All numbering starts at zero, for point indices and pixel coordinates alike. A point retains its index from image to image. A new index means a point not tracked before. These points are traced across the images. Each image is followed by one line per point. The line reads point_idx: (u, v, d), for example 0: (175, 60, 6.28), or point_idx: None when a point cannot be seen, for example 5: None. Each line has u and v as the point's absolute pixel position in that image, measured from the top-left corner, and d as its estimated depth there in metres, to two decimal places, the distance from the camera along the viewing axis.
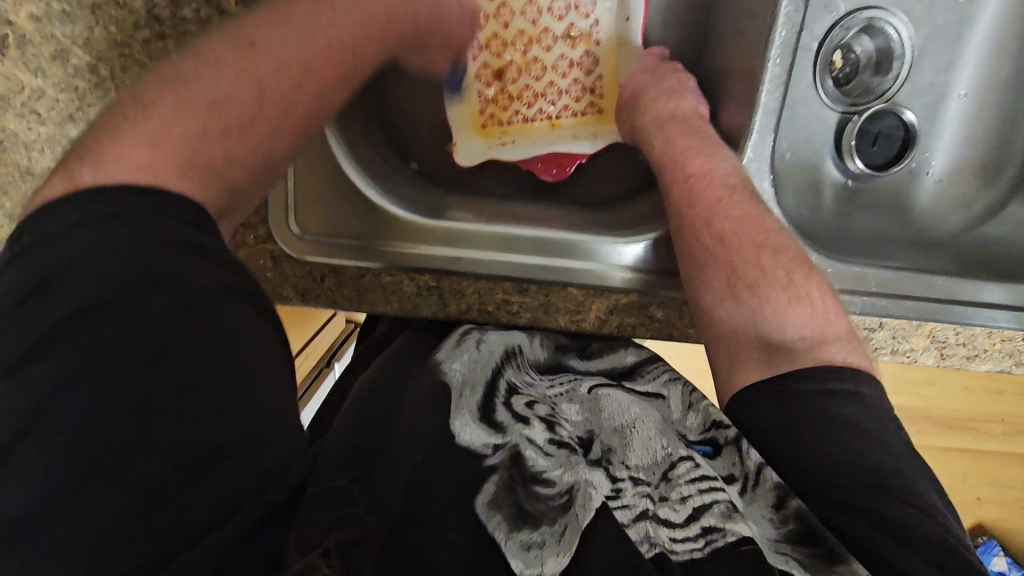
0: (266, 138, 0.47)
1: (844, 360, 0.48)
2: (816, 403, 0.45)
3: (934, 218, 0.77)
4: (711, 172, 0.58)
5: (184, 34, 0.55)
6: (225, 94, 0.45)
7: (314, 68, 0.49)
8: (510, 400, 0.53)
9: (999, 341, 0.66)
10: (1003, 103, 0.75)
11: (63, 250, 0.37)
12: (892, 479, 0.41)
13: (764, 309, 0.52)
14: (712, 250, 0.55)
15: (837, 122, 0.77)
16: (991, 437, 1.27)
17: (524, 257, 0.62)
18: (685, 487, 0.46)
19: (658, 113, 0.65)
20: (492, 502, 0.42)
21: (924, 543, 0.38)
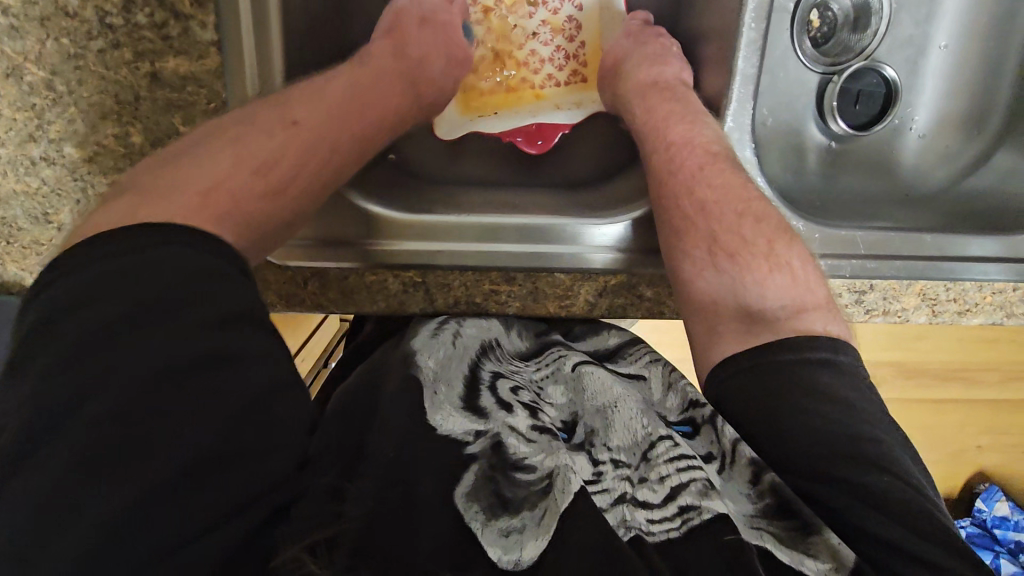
0: (304, 192, 0.52)
1: (824, 329, 0.48)
2: (803, 375, 0.45)
3: (921, 174, 0.77)
4: (692, 139, 0.57)
5: (140, 41, 0.53)
6: (275, 155, 0.49)
7: (345, 106, 0.56)
8: (494, 386, 0.54)
9: (990, 295, 0.65)
10: (984, 51, 0.74)
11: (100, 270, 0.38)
12: (873, 445, 0.41)
13: (745, 279, 0.51)
14: (693, 219, 0.55)
15: (818, 84, 0.76)
16: (989, 384, 1.29)
17: (511, 246, 0.61)
18: (664, 466, 0.45)
19: (640, 81, 0.64)
20: (471, 492, 0.43)
21: (907, 511, 0.38)
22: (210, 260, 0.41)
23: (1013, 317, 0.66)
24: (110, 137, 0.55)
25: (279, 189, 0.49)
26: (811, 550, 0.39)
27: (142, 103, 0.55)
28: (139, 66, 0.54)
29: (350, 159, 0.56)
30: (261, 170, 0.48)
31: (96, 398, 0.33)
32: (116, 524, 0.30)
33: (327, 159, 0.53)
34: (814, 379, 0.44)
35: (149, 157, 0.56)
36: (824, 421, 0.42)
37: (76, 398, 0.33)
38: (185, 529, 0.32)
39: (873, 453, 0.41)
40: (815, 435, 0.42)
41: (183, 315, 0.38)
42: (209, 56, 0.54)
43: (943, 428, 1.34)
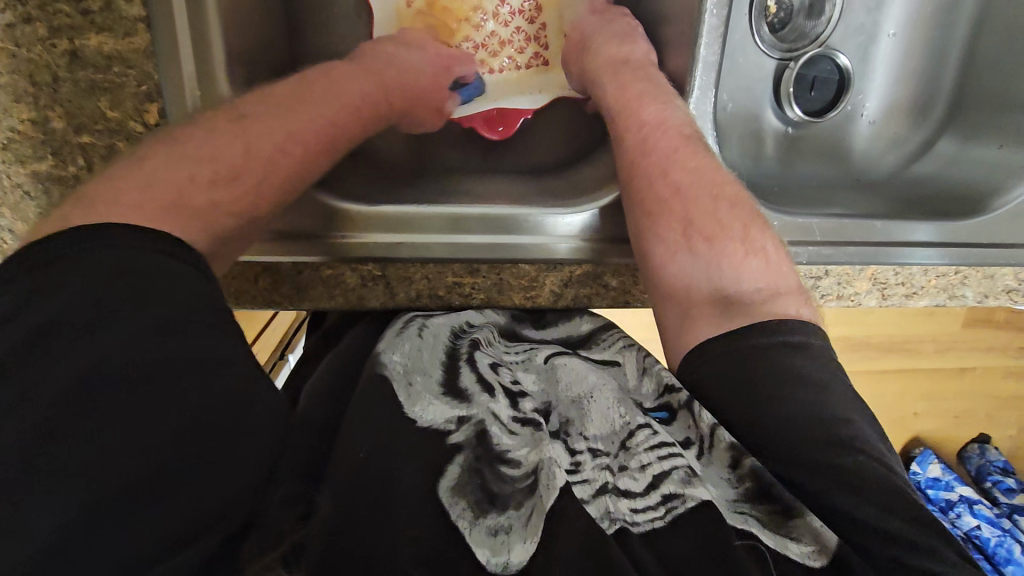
0: (259, 188, 0.48)
1: (797, 312, 0.48)
2: (775, 360, 0.44)
3: (872, 159, 0.79)
4: (667, 121, 0.56)
5: (55, 15, 0.48)
6: (215, 154, 0.46)
7: (315, 119, 0.52)
8: (474, 359, 0.53)
9: (935, 278, 0.68)
10: (931, 41, 0.76)
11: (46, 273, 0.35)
12: (845, 427, 0.41)
13: (720, 262, 0.51)
14: (668, 201, 0.54)
15: (775, 70, 0.76)
16: (922, 355, 1.39)
17: (475, 238, 0.59)
18: (645, 455, 0.45)
19: (610, 58, 0.62)
20: (457, 486, 0.42)
21: (877, 489, 0.38)
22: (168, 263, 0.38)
23: (953, 299, 0.70)
24: (25, 122, 0.50)
25: (225, 182, 0.46)
26: (793, 531, 0.42)
27: (61, 85, 0.49)
28: (55, 44, 0.48)
29: (304, 160, 0.51)
30: (210, 170, 0.46)
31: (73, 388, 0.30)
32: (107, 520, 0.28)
33: (282, 172, 0.49)
34: (789, 363, 0.44)
35: (73, 144, 0.51)
36: (792, 409, 0.42)
37: (41, 394, 0.30)
38: (178, 533, 0.30)
39: (840, 434, 0.41)
40: (785, 420, 0.42)
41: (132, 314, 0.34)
42: (137, 34, 0.49)
43: (884, 399, 1.42)
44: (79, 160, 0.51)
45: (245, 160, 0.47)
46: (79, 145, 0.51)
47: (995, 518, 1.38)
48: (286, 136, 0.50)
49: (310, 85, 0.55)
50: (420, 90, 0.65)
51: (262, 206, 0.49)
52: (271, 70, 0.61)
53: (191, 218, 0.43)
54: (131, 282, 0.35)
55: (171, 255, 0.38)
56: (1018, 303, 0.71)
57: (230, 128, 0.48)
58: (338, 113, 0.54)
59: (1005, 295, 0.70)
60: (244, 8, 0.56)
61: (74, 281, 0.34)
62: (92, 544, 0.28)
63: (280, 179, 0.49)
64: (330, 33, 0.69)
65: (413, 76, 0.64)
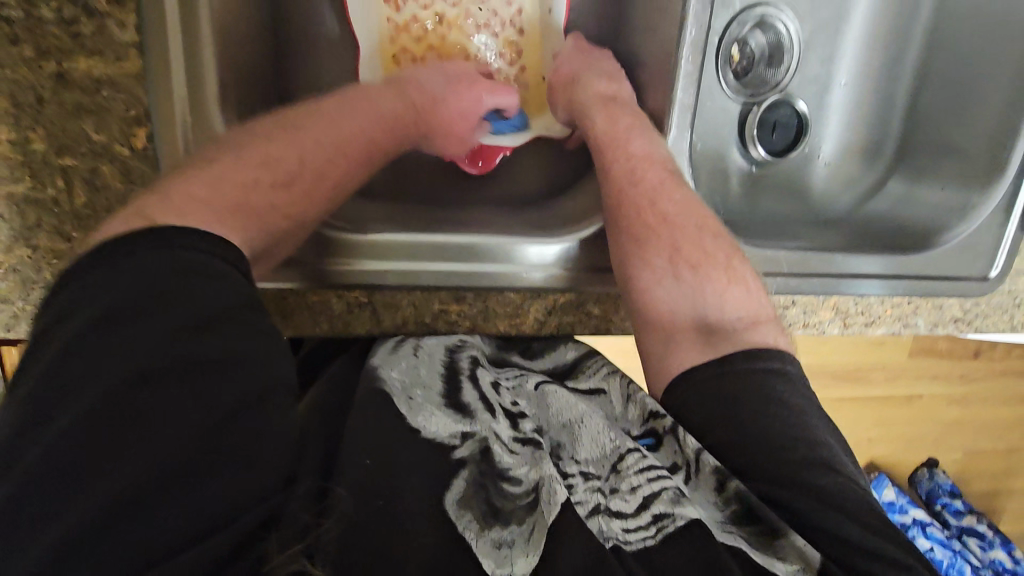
0: (305, 195, 0.51)
1: (775, 340, 0.51)
2: (756, 382, 0.47)
3: (830, 196, 0.84)
4: (652, 155, 0.59)
5: (44, 38, 0.47)
6: (276, 160, 0.50)
7: (361, 133, 0.57)
8: (476, 377, 0.55)
9: (891, 308, 0.74)
10: (877, 92, 0.83)
11: (102, 267, 0.37)
12: (824, 449, 0.44)
13: (706, 288, 0.54)
14: (657, 228, 0.57)
15: (739, 113, 0.82)
16: (873, 382, 1.46)
17: (461, 264, 0.60)
18: (635, 477, 0.46)
19: (598, 93, 0.64)
20: (462, 501, 0.43)
21: (855, 508, 0.41)
22: (211, 261, 0.41)
23: (908, 327, 0.75)
24: (4, 143, 0.48)
25: (280, 190, 0.50)
26: (779, 554, 0.41)
27: (45, 106, 0.49)
28: (43, 65, 0.48)
29: (348, 170, 0.55)
30: (264, 182, 0.49)
31: (87, 397, 0.32)
32: (129, 513, 0.29)
33: (334, 183, 0.54)
34: (770, 387, 0.46)
35: (53, 166, 0.50)
36: (778, 428, 0.44)
37: (86, 385, 0.32)
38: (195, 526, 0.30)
39: (820, 455, 0.43)
40: (767, 443, 0.44)
41: (180, 312, 0.37)
42: (128, 58, 0.49)
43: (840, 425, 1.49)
44: (59, 183, 0.50)
45: (301, 168, 0.51)
46: (59, 168, 0.50)
47: (947, 541, 1.46)
48: (335, 147, 0.54)
49: (350, 99, 0.59)
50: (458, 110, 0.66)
51: (313, 210, 0.53)
52: (260, 99, 0.61)
53: (250, 219, 0.47)
54: (129, 288, 0.36)
55: (211, 252, 0.41)
56: (964, 331, 0.77)
57: (281, 142, 0.51)
58: (380, 127, 0.59)
59: (953, 324, 0.76)
60: (236, 37, 0.56)
61: (125, 279, 0.37)
62: (120, 531, 0.29)
63: (325, 190, 0.53)
64: (316, 64, 0.70)
65: (449, 101, 0.66)
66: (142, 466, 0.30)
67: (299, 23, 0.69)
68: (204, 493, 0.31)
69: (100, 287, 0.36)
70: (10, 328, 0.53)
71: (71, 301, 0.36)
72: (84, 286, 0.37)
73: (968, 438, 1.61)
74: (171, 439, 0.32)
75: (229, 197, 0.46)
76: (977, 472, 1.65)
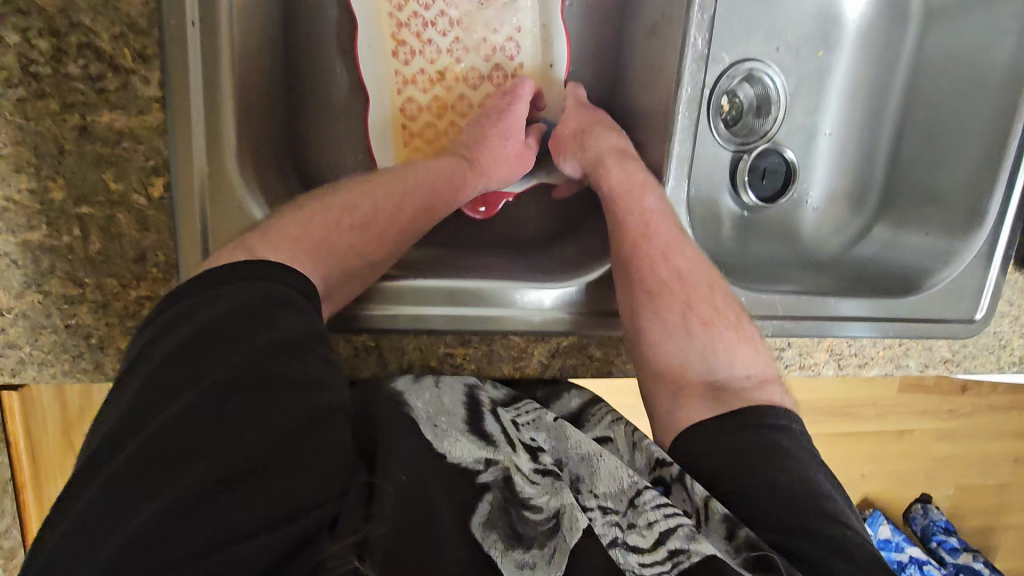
0: (377, 237, 0.58)
1: (781, 399, 0.55)
2: (764, 437, 0.50)
3: (820, 241, 0.87)
4: (665, 212, 0.62)
5: (70, 93, 0.49)
6: (352, 207, 0.58)
7: (421, 187, 0.62)
8: (496, 412, 0.55)
9: (883, 349, 0.76)
10: (859, 141, 0.87)
11: (192, 304, 0.45)
12: (832, 503, 0.46)
13: (717, 346, 0.57)
14: (671, 284, 0.60)
15: (730, 160, 0.86)
16: (866, 419, 1.48)
17: (469, 309, 0.61)
18: (652, 513, 0.46)
19: (610, 147, 0.66)
20: (487, 521, 0.43)
21: (868, 561, 0.42)
22: (275, 292, 0.47)
23: (900, 368, 0.77)
24: (24, 192, 0.50)
25: (358, 232, 0.57)
26: None
27: (67, 157, 0.50)
28: (67, 119, 0.49)
29: (413, 218, 0.61)
30: (336, 227, 0.56)
31: (168, 409, 0.37)
32: (192, 507, 0.32)
33: (404, 229, 0.60)
34: (779, 444, 0.50)
35: (70, 215, 0.51)
36: (788, 482, 0.47)
37: (170, 399, 0.38)
38: (249, 521, 0.33)
39: (828, 508, 0.45)
40: (777, 492, 0.46)
41: (247, 340, 0.42)
42: (151, 112, 0.51)
43: (833, 461, 1.50)
44: (75, 230, 0.51)
45: (373, 215, 0.58)
46: (76, 216, 0.51)
47: None
48: (402, 198, 0.60)
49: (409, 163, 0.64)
50: (496, 154, 0.69)
51: (383, 254, 0.58)
52: (272, 146, 0.63)
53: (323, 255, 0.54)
54: (208, 319, 0.43)
55: (273, 286, 0.47)
56: (954, 371, 0.79)
57: (359, 194, 0.59)
58: (437, 182, 0.63)
59: (943, 365, 0.79)
60: (253, 90, 0.58)
61: (206, 312, 0.43)
62: (181, 524, 0.31)
63: (395, 235, 0.59)
64: (325, 112, 0.73)
65: (492, 141, 0.69)
66: (207, 465, 0.34)
67: (310, 74, 0.71)
68: (260, 491, 0.34)
69: (185, 319, 0.43)
70: (16, 374, 0.53)
71: (162, 332, 0.43)
72: (171, 319, 0.44)
73: (961, 473, 1.62)
74: (234, 444, 0.36)
75: (309, 239, 0.53)
76: (970, 508, 1.66)
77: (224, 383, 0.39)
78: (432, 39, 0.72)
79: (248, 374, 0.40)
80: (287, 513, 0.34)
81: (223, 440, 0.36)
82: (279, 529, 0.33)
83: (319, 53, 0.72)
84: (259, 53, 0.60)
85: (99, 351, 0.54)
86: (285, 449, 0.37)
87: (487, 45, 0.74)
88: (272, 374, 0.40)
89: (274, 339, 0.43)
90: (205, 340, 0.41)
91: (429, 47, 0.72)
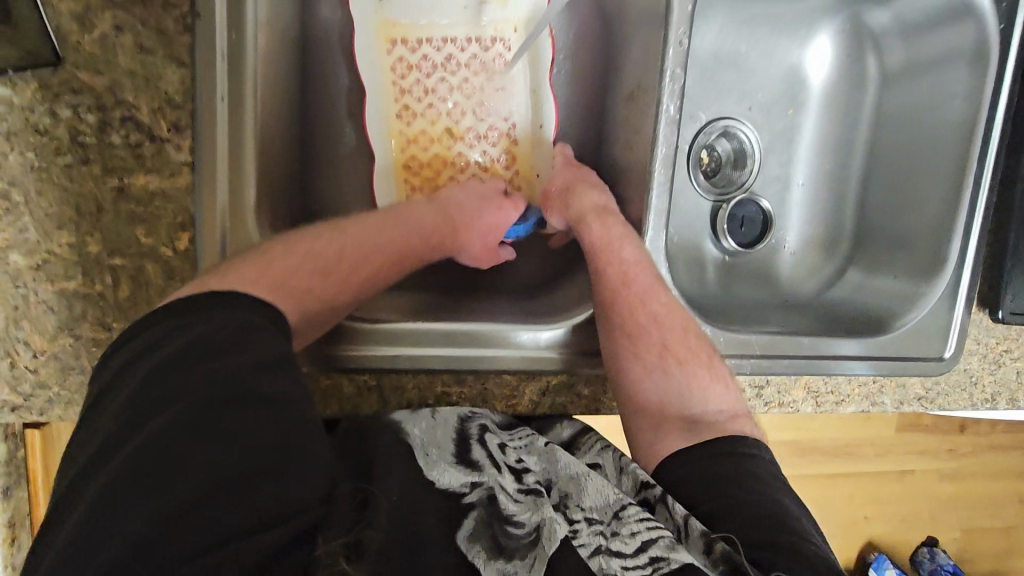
0: (340, 280, 0.61)
1: (751, 432, 0.61)
2: (738, 462, 0.56)
3: (795, 284, 0.92)
4: (642, 262, 0.67)
5: (111, 158, 0.56)
6: (315, 252, 0.60)
7: (398, 235, 0.66)
8: (484, 439, 0.59)
9: (858, 386, 0.80)
10: (831, 191, 0.93)
11: (180, 325, 0.49)
12: (795, 520, 0.51)
13: (692, 384, 0.63)
14: (648, 328, 0.65)
15: (710, 209, 0.92)
16: (865, 459, 1.49)
17: (461, 351, 0.65)
18: (635, 524, 0.50)
19: (590, 205, 0.72)
20: (472, 535, 0.46)
21: (822, 566, 0.46)
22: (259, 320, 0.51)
23: (876, 405, 0.81)
24: (64, 246, 0.55)
25: (322, 274, 0.59)
26: None
27: (104, 214, 0.56)
28: (107, 181, 0.56)
29: (378, 264, 0.64)
30: (303, 266, 0.59)
31: (162, 419, 0.41)
32: (180, 514, 0.36)
33: (366, 273, 0.63)
34: (749, 467, 0.56)
35: (103, 266, 0.56)
36: (754, 500, 0.52)
37: (159, 413, 0.42)
38: (234, 526, 0.37)
39: (790, 523, 0.50)
40: (744, 510, 0.52)
41: (229, 358, 0.46)
42: (181, 174, 0.57)
43: (834, 501, 1.51)
44: (107, 280, 0.57)
45: (334, 258, 0.61)
46: (109, 266, 0.57)
47: None
48: (369, 245, 0.64)
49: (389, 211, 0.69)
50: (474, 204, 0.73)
51: (345, 297, 0.61)
52: (286, 200, 0.69)
53: (289, 295, 0.56)
54: (194, 341, 0.47)
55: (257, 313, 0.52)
56: (929, 408, 0.83)
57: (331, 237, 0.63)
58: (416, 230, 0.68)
59: (917, 402, 0.82)
60: (272, 152, 0.65)
61: (192, 333, 0.48)
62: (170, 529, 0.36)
63: (357, 279, 0.62)
64: (335, 169, 0.79)
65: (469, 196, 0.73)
66: (195, 477, 0.38)
67: (322, 136, 0.78)
68: (244, 497, 0.38)
69: (174, 338, 0.47)
70: (43, 412, 0.57)
71: (152, 348, 0.47)
72: (160, 337, 0.48)
73: (965, 514, 1.62)
74: (218, 456, 0.39)
75: (270, 279, 0.55)
76: (978, 551, 1.65)
77: (209, 398, 0.42)
78: (433, 103, 0.80)
79: (237, 391, 0.43)
80: (274, 518, 0.38)
81: (206, 451, 0.39)
82: (269, 531, 0.37)
83: (330, 117, 0.79)
84: (278, 121, 0.67)
85: None
86: (265, 457, 0.40)
87: (483, 108, 0.81)
88: (253, 391, 0.44)
89: (256, 361, 0.46)
90: (190, 359, 0.45)
91: (430, 110, 0.80)
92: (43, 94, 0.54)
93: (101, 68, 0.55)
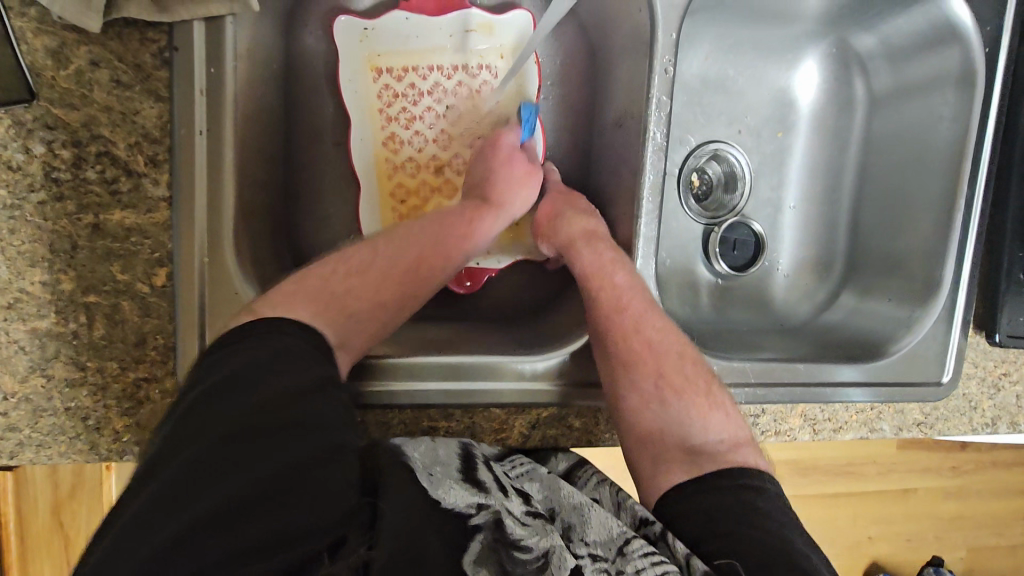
0: (379, 284, 0.61)
1: (754, 462, 0.59)
2: (739, 498, 0.54)
3: (788, 308, 0.91)
4: (635, 286, 0.66)
5: (85, 195, 0.54)
6: (358, 265, 0.62)
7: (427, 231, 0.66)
8: (489, 464, 0.57)
9: (855, 413, 0.78)
10: (822, 214, 0.92)
11: (223, 357, 0.49)
12: (805, 559, 0.48)
13: (690, 412, 0.61)
14: (643, 356, 0.63)
15: (702, 232, 0.91)
16: (868, 478, 1.47)
17: (448, 386, 0.63)
18: (640, 560, 0.47)
19: (581, 229, 0.70)
20: (478, 560, 0.45)
21: None
22: (294, 348, 0.52)
23: (875, 431, 0.79)
24: (37, 284, 0.54)
25: (360, 281, 0.61)
26: None
27: (79, 252, 0.55)
28: (82, 217, 0.54)
29: (415, 258, 0.64)
30: (352, 278, 0.61)
31: (186, 451, 0.41)
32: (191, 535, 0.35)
33: (404, 272, 0.63)
34: (753, 502, 0.54)
35: (78, 303, 0.55)
36: (759, 536, 0.50)
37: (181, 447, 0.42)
38: (242, 547, 0.36)
39: (799, 561, 0.48)
40: (749, 547, 0.49)
41: (265, 391, 0.46)
42: (158, 210, 0.56)
43: (837, 521, 1.48)
44: (81, 318, 0.55)
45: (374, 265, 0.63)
46: (83, 304, 0.55)
47: None
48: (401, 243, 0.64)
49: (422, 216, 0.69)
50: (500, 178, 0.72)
51: (382, 300, 0.61)
52: (269, 231, 0.68)
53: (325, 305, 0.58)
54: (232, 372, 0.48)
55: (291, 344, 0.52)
56: (929, 434, 0.81)
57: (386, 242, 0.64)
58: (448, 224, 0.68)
59: (916, 427, 0.81)
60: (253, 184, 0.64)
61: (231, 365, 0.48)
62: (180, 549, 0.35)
63: (395, 280, 0.62)
64: (321, 199, 0.78)
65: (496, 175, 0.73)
66: (209, 502, 0.38)
67: (307, 165, 0.77)
68: (256, 522, 0.37)
69: (211, 371, 0.48)
70: (13, 457, 0.55)
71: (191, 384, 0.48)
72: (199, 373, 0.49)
73: (971, 532, 1.58)
74: (237, 481, 0.39)
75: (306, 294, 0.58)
76: (985, 569, 1.62)
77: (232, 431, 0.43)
78: (419, 131, 0.79)
79: (267, 423, 0.44)
80: (281, 542, 0.37)
81: (223, 479, 0.39)
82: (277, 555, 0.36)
83: (315, 146, 0.78)
84: (260, 152, 0.66)
85: (94, 433, 0.56)
86: (281, 487, 0.40)
87: (469, 136, 0.81)
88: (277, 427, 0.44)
89: (289, 392, 0.47)
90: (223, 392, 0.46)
91: (416, 138, 0.79)
92: (16, 131, 0.53)
93: (77, 104, 0.54)
